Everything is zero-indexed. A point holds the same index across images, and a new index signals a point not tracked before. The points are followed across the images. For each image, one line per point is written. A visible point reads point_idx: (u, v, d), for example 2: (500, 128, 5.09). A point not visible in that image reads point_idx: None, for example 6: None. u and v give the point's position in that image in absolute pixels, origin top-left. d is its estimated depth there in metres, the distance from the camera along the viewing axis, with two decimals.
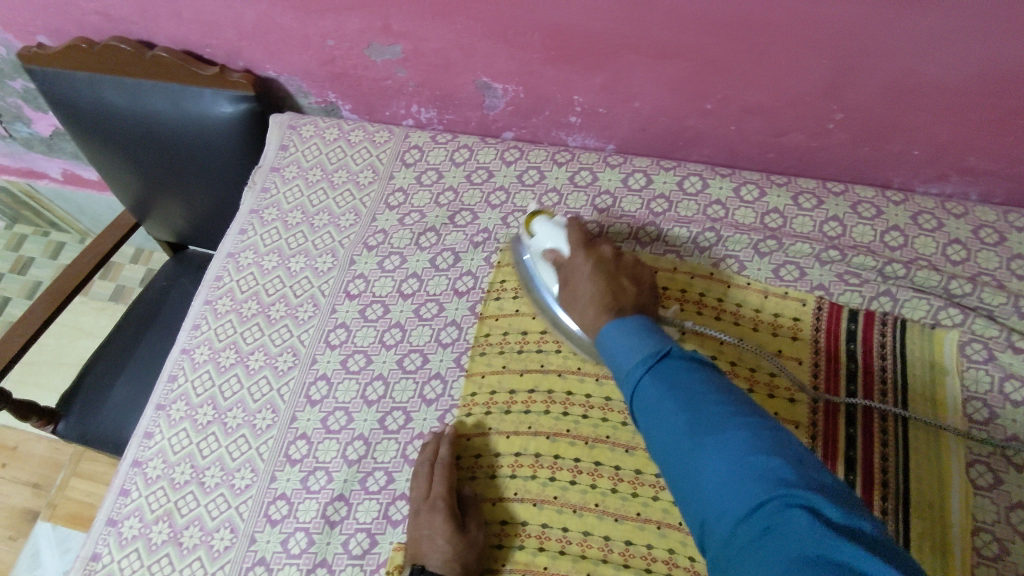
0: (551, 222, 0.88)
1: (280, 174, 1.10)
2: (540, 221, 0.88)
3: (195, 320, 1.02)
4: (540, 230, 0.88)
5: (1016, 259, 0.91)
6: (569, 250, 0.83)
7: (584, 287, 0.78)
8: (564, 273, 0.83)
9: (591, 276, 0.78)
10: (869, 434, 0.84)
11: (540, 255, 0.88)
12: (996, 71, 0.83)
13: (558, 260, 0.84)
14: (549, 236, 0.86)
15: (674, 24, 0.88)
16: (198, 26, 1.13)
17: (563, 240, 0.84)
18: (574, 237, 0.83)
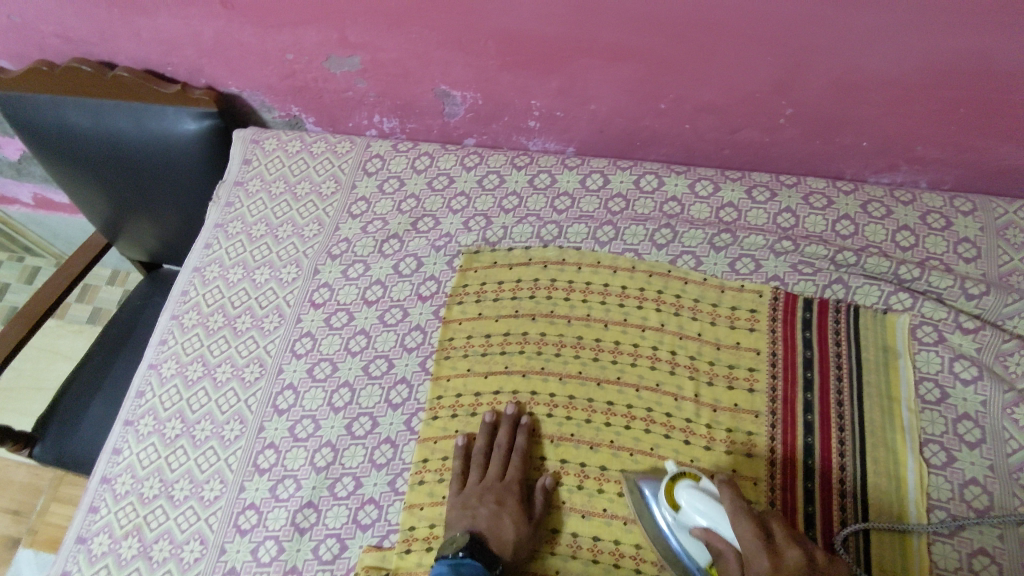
0: (700, 496, 0.76)
1: (244, 189, 1.11)
2: (688, 493, 0.77)
3: (162, 336, 1.02)
4: (686, 503, 0.77)
5: (963, 243, 0.93)
6: (733, 527, 0.71)
7: (756, 558, 0.68)
8: (731, 563, 0.72)
9: (781, 573, 0.66)
10: (825, 420, 0.85)
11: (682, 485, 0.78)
12: (934, 63, 0.85)
13: (712, 543, 0.74)
14: (699, 510, 0.76)
15: (621, 26, 0.90)
16: (158, 45, 1.14)
17: (723, 522, 0.74)
18: (743, 523, 0.70)
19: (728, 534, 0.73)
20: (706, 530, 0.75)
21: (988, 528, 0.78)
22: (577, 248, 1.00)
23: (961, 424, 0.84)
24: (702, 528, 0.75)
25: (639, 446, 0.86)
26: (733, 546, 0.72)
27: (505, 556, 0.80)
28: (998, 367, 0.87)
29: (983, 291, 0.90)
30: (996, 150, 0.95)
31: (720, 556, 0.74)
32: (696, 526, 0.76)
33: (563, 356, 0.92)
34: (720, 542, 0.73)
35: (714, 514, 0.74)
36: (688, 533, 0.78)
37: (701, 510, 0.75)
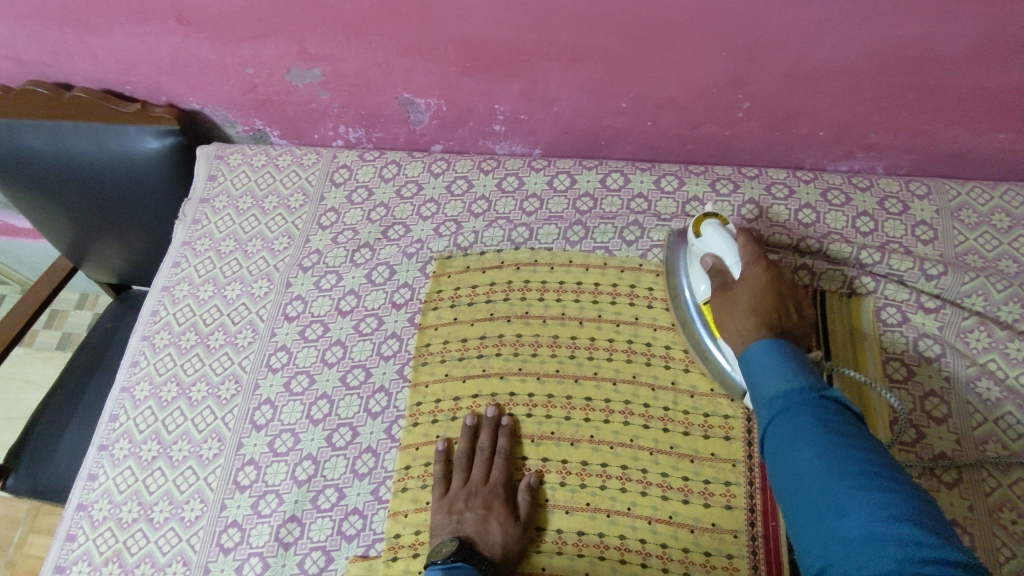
0: (719, 230, 0.87)
1: (210, 206, 1.10)
2: (712, 226, 0.88)
3: (133, 358, 1.01)
4: (709, 233, 0.87)
5: (920, 226, 0.96)
6: (740, 254, 0.84)
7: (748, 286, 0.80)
8: (725, 291, 0.83)
9: (756, 290, 0.79)
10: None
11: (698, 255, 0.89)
12: (882, 51, 0.88)
13: (720, 268, 0.85)
14: (716, 244, 0.86)
15: (578, 29, 0.91)
16: (115, 64, 1.12)
17: (733, 249, 0.84)
18: (748, 250, 0.83)
19: (730, 256, 0.84)
20: (717, 256, 0.86)
21: (957, 499, 0.81)
22: (548, 249, 1.01)
23: (927, 400, 0.87)
24: (711, 255, 0.87)
25: (619, 439, 0.87)
26: (733, 269, 0.84)
27: (494, 558, 0.80)
28: (960, 343, 0.89)
29: (942, 271, 0.92)
30: (947, 134, 0.98)
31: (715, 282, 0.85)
32: (706, 254, 0.87)
33: (539, 355, 0.93)
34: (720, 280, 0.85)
35: (727, 245, 0.85)
36: (696, 263, 0.89)
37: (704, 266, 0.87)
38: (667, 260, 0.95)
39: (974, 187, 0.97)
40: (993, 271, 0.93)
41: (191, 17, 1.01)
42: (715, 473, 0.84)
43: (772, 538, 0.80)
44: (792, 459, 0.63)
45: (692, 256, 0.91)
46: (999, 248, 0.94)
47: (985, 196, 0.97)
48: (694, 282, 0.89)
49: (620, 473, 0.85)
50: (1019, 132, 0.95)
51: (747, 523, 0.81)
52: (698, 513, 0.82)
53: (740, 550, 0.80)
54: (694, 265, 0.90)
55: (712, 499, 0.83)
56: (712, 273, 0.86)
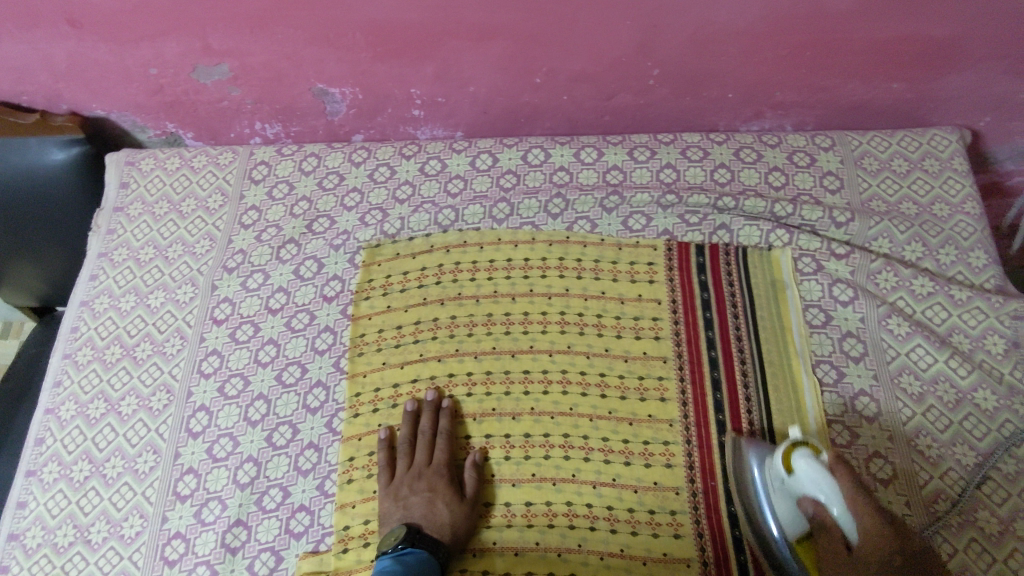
0: (818, 462, 0.75)
1: (125, 214, 1.07)
2: (805, 461, 0.76)
3: (56, 378, 0.97)
4: (801, 470, 0.75)
5: (828, 176, 1.00)
6: (843, 486, 0.73)
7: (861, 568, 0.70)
8: (836, 544, 0.72)
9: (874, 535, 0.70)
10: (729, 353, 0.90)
11: (795, 494, 0.76)
12: (775, 10, 0.91)
13: (823, 521, 0.74)
14: (819, 487, 0.74)
15: (483, 6, 0.91)
16: (8, 74, 1.07)
17: (836, 493, 0.73)
18: (850, 480, 0.73)
19: (840, 516, 0.72)
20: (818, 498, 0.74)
21: (878, 432, 0.85)
22: (476, 229, 1.01)
23: (845, 341, 0.91)
24: (808, 499, 0.75)
25: (559, 408, 0.89)
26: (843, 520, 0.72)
27: (444, 540, 0.80)
28: (870, 285, 0.94)
29: (849, 218, 0.97)
30: (845, 87, 1.02)
31: (823, 530, 0.74)
32: (805, 496, 0.75)
33: (475, 335, 0.94)
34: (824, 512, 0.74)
35: (832, 487, 0.73)
36: (785, 504, 0.77)
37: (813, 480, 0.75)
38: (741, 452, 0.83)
39: (874, 136, 1.02)
40: (896, 214, 0.98)
41: (83, 18, 0.97)
42: (653, 434, 0.87)
43: (711, 492, 0.83)
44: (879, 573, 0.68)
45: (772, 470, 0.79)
46: (899, 192, 0.99)
47: (883, 143, 1.02)
48: (778, 515, 0.77)
49: (562, 442, 0.87)
50: (910, 80, 1.00)
51: (687, 479, 0.84)
52: (640, 473, 0.85)
53: (683, 506, 0.83)
54: (780, 498, 0.77)
55: (653, 459, 0.85)
56: (811, 521, 0.75)
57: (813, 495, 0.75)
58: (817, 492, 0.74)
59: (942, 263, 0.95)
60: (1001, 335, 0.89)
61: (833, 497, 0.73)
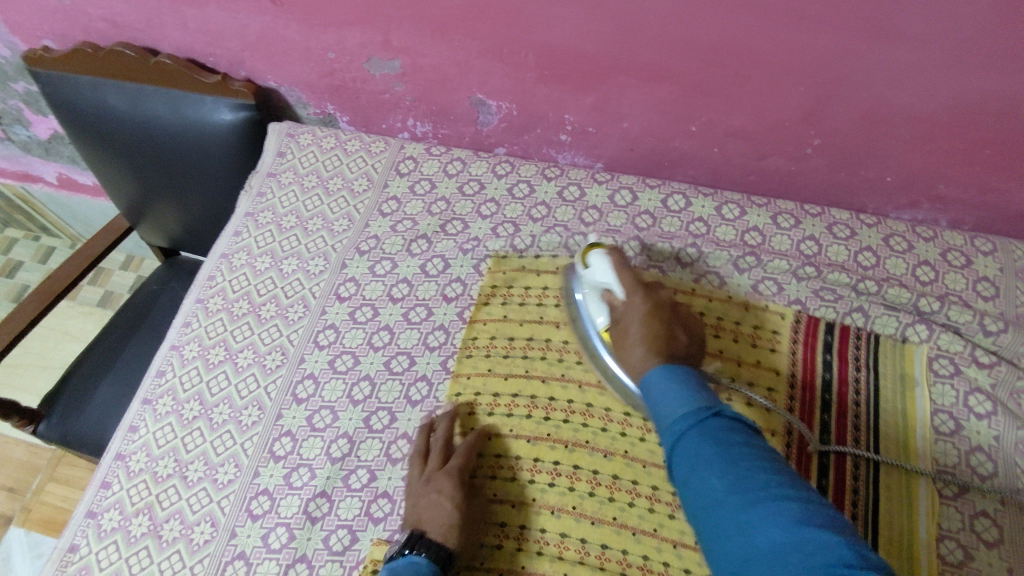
0: (602, 257, 0.88)
1: (276, 180, 1.13)
2: (596, 254, 0.89)
3: (185, 318, 1.04)
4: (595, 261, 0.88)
5: (982, 282, 0.96)
6: (623, 280, 0.85)
7: (634, 327, 0.81)
8: (619, 329, 0.83)
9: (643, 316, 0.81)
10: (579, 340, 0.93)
11: (594, 290, 0.89)
12: (963, 103, 0.87)
13: (615, 317, 0.85)
14: (604, 273, 0.87)
15: (660, 48, 0.92)
16: (203, 35, 1.16)
17: (617, 283, 0.86)
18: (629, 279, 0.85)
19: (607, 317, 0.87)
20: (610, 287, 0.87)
21: (997, 561, 0.79)
22: None
23: (973, 456, 0.86)
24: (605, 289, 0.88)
25: (653, 459, 0.87)
26: (620, 299, 0.85)
27: (450, 544, 0.78)
28: (1012, 404, 0.89)
29: (1001, 328, 0.92)
30: (1019, 194, 0.97)
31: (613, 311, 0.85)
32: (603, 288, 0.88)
33: (583, 364, 0.93)
34: (617, 306, 0.85)
35: (613, 278, 0.86)
36: (595, 297, 0.89)
37: (597, 272, 0.88)
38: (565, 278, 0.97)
39: None
40: None
41: None
42: None
43: None
44: (677, 409, 0.66)
45: (590, 296, 0.90)
46: None
47: None
48: (593, 313, 0.89)
49: (650, 493, 0.85)
50: None
51: None
52: None
53: None
54: (593, 300, 0.89)
55: None
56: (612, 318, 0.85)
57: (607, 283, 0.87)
58: (609, 277, 0.87)
59: None
60: None
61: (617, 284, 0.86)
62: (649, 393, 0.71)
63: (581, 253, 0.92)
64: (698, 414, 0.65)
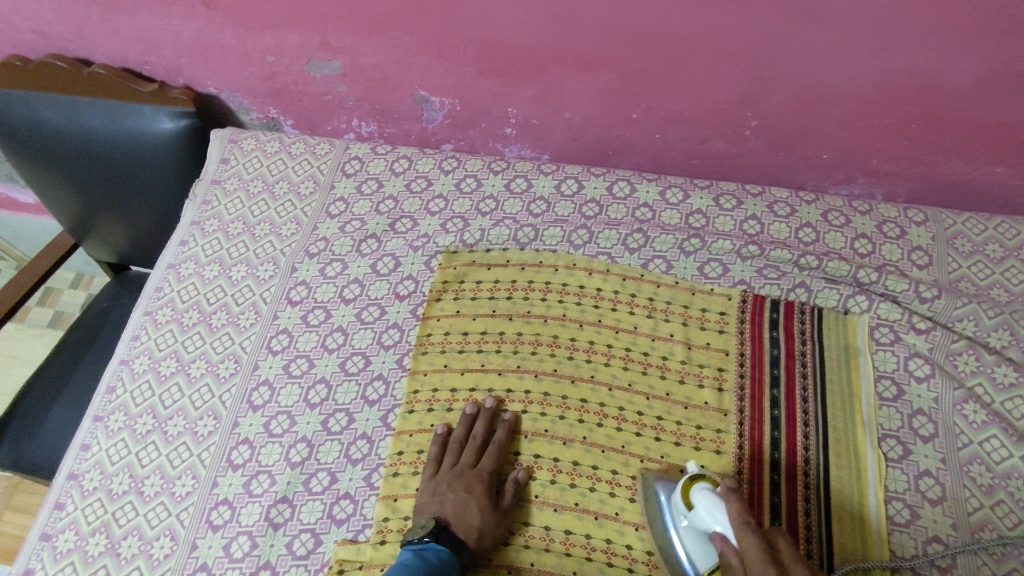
0: (712, 495, 0.79)
1: (221, 187, 1.12)
2: (704, 493, 0.79)
3: (134, 331, 1.02)
4: (699, 505, 0.79)
5: (916, 251, 1.00)
6: (734, 522, 0.74)
7: (749, 556, 0.69)
8: (729, 569, 0.72)
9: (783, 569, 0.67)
10: (670, 568, 0.80)
11: (696, 531, 0.79)
12: (888, 79, 0.91)
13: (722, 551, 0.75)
14: (715, 515, 0.77)
15: (596, 38, 0.94)
16: (137, 43, 1.14)
17: (727, 521, 0.76)
18: (744, 521, 0.73)
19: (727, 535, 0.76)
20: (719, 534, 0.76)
21: (941, 517, 0.83)
22: (552, 251, 1.03)
23: (915, 419, 0.89)
24: (713, 538, 0.77)
25: (611, 443, 0.88)
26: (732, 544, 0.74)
27: (470, 542, 0.81)
28: (948, 366, 0.93)
29: (935, 294, 0.96)
30: (946, 165, 1.01)
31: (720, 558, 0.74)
32: (710, 533, 0.78)
33: (538, 354, 0.94)
34: (727, 548, 0.74)
35: (723, 518, 0.77)
36: (694, 537, 0.80)
37: (711, 516, 0.78)
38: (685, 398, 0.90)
39: (970, 218, 1.02)
40: (985, 298, 0.96)
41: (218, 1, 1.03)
42: None
43: None
44: None
45: (687, 533, 0.80)
46: (991, 277, 0.98)
47: (979, 226, 1.01)
48: (692, 552, 0.79)
49: (610, 477, 0.86)
50: (1015, 167, 0.99)
51: None
52: None
53: None
54: (693, 539, 0.80)
55: None
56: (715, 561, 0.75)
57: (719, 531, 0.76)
58: (715, 522, 0.77)
59: None
60: None
61: (723, 518, 0.77)
62: None
63: (681, 485, 0.83)
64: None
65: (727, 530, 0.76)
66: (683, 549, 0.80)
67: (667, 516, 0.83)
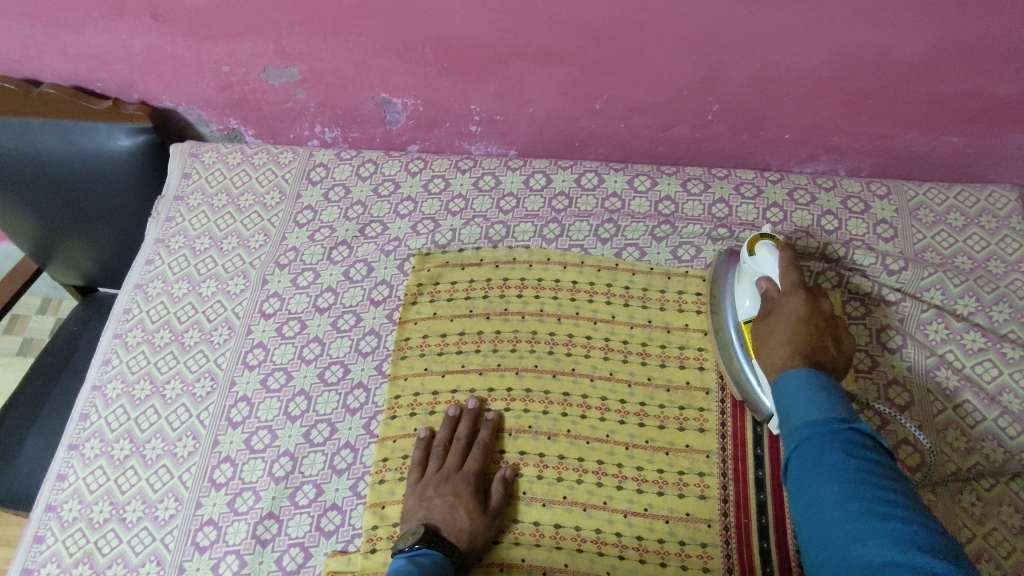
0: (773, 248, 0.86)
1: (184, 203, 1.10)
2: (766, 244, 0.86)
3: (105, 356, 1.00)
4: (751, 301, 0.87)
5: (881, 224, 1.01)
6: (786, 271, 0.82)
7: (778, 330, 0.77)
8: (765, 315, 0.81)
9: (797, 320, 0.76)
10: (717, 324, 0.92)
11: (752, 275, 0.88)
12: (843, 57, 0.92)
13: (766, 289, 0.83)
14: (767, 263, 0.85)
15: (553, 31, 0.94)
16: (86, 60, 1.11)
17: (778, 267, 0.83)
18: (793, 279, 0.81)
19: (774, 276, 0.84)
20: (766, 276, 0.84)
21: (921, 484, 0.84)
22: (525, 246, 1.03)
23: (890, 388, 0.91)
24: (761, 276, 0.85)
25: (595, 434, 0.89)
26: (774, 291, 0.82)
27: (461, 546, 0.81)
28: (919, 335, 0.94)
29: (902, 266, 0.98)
30: (905, 137, 1.03)
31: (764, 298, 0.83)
32: (760, 273, 0.86)
33: (518, 350, 0.94)
34: (773, 299, 0.82)
35: (774, 264, 0.84)
36: (750, 311, 0.87)
37: (765, 261, 0.85)
38: (713, 276, 0.96)
39: (931, 189, 1.03)
40: (950, 267, 0.98)
41: (166, 13, 1.00)
42: (690, 465, 0.86)
43: (744, 529, 0.82)
44: (807, 413, 0.66)
45: (742, 274, 0.90)
46: (954, 245, 1.00)
47: (940, 196, 1.03)
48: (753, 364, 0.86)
49: (596, 468, 0.87)
50: (971, 135, 1.01)
51: (719, 512, 0.84)
52: (673, 503, 0.84)
53: (714, 539, 0.82)
54: (745, 285, 0.88)
55: (687, 489, 0.85)
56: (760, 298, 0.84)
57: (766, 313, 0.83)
58: (771, 269, 0.84)
59: (994, 319, 0.94)
60: None
61: (775, 266, 0.84)
62: (788, 394, 0.70)
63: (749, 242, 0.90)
64: (839, 423, 0.64)
65: (775, 270, 0.84)
66: (732, 306, 0.91)
67: (730, 283, 0.93)
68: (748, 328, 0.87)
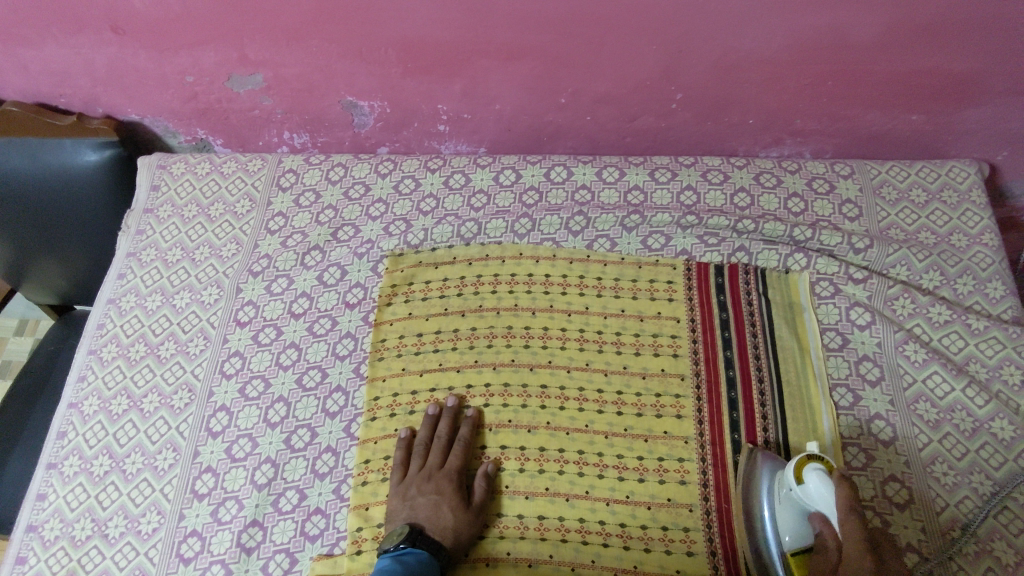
0: (825, 479, 0.74)
1: (154, 215, 1.09)
2: (816, 473, 0.75)
3: (80, 373, 0.99)
4: (811, 482, 0.74)
5: (846, 204, 1.03)
6: (845, 524, 0.70)
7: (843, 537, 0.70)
8: (831, 570, 0.71)
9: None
10: (754, 552, 0.80)
11: (799, 505, 0.77)
12: (800, 41, 0.93)
13: (822, 538, 0.73)
14: (817, 496, 0.74)
15: (514, 27, 0.94)
16: (48, 76, 1.10)
17: (835, 512, 0.72)
18: (855, 529, 0.69)
19: (825, 510, 0.73)
20: (822, 515, 0.74)
21: (894, 456, 0.86)
22: (498, 243, 1.03)
23: (862, 365, 0.93)
24: (816, 514, 0.74)
25: (574, 424, 0.90)
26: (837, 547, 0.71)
27: (447, 543, 0.81)
28: (887, 311, 0.96)
29: (867, 244, 0.99)
30: (865, 117, 1.05)
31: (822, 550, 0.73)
32: (815, 510, 0.75)
33: (494, 346, 0.95)
34: (828, 545, 0.73)
35: (831, 505, 0.73)
36: (790, 514, 0.77)
37: (815, 495, 0.74)
38: (751, 470, 0.84)
39: (893, 166, 1.05)
40: (914, 242, 1.00)
41: (126, 26, 1.00)
42: (669, 451, 0.87)
43: (725, 512, 0.84)
44: None
45: (786, 499, 0.78)
46: (918, 222, 1.02)
47: (902, 173, 1.05)
48: (780, 527, 0.78)
49: (577, 458, 0.87)
50: (929, 112, 1.03)
51: (700, 496, 0.85)
52: (654, 489, 0.85)
53: (696, 523, 0.83)
54: (786, 511, 0.78)
55: (667, 475, 0.86)
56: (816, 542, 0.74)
57: (822, 511, 0.74)
58: (825, 506, 0.73)
59: (959, 292, 0.97)
60: (1016, 366, 0.91)
61: (833, 508, 0.72)
62: None
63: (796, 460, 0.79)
64: None
65: (831, 513, 0.73)
66: (770, 522, 0.79)
67: (767, 493, 0.81)
68: (797, 566, 0.76)
